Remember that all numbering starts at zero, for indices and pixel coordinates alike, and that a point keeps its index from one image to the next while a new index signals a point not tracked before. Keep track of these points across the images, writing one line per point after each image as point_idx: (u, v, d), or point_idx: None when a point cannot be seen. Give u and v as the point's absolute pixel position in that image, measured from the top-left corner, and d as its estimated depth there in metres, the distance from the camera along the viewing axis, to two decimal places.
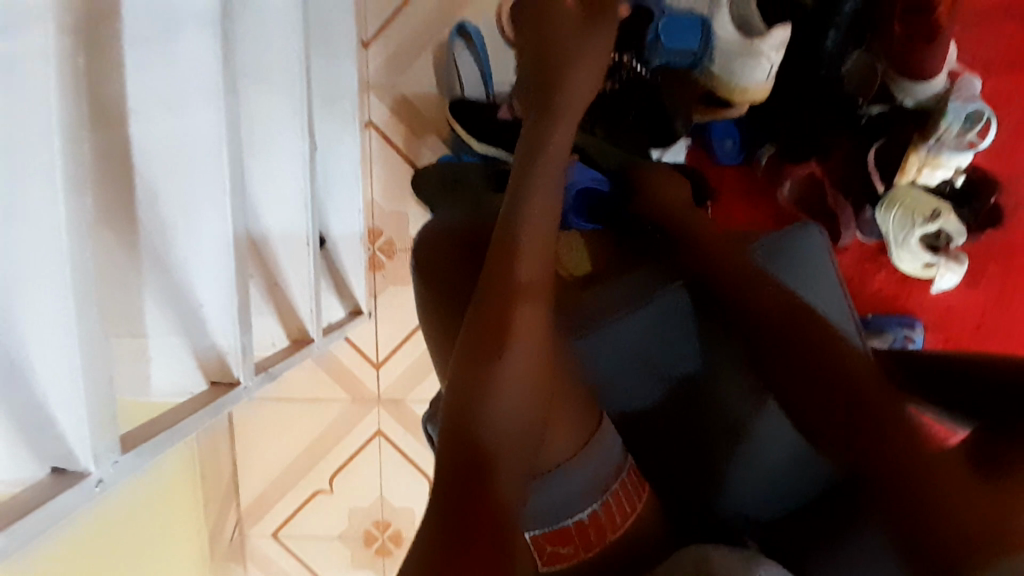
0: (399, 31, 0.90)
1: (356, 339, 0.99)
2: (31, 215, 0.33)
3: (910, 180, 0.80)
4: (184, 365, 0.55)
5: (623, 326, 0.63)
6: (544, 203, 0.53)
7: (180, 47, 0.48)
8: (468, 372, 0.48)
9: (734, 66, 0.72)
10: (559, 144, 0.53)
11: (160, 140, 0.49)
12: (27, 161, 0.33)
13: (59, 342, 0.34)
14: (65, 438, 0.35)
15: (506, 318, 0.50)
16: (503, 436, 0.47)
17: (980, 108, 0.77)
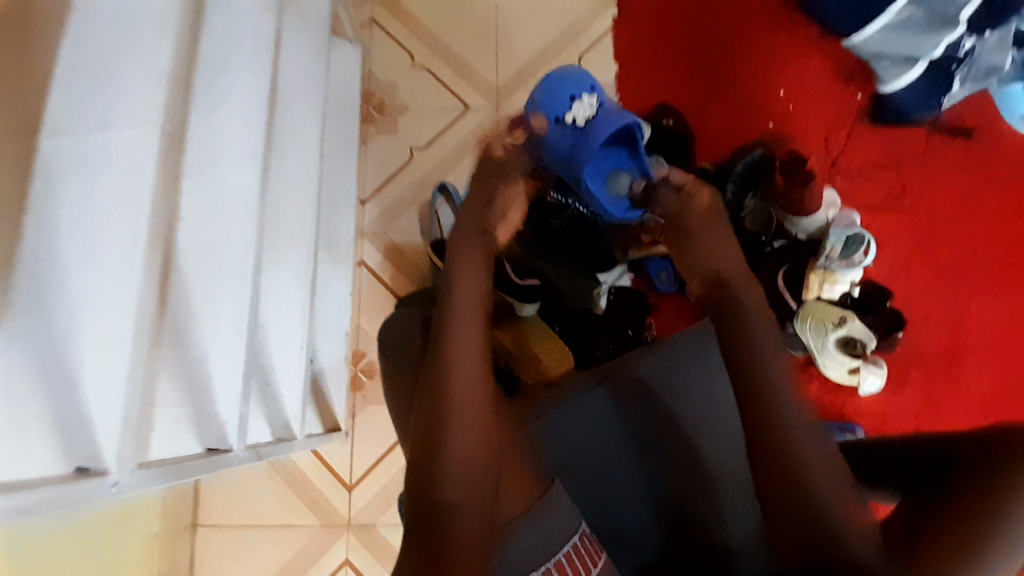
0: (393, 192, 1.12)
1: (331, 459, 1.01)
2: (108, 262, 0.45)
3: (814, 294, 0.98)
4: (182, 436, 0.59)
5: (570, 411, 0.75)
6: (468, 323, 0.73)
7: (229, 176, 0.63)
8: (422, 456, 0.67)
9: None
10: (469, 281, 0.75)
11: (200, 240, 0.60)
12: (114, 224, 0.46)
13: (107, 360, 0.45)
14: (98, 442, 0.45)
15: (444, 411, 0.67)
16: (458, 504, 0.64)
17: (858, 233, 0.96)
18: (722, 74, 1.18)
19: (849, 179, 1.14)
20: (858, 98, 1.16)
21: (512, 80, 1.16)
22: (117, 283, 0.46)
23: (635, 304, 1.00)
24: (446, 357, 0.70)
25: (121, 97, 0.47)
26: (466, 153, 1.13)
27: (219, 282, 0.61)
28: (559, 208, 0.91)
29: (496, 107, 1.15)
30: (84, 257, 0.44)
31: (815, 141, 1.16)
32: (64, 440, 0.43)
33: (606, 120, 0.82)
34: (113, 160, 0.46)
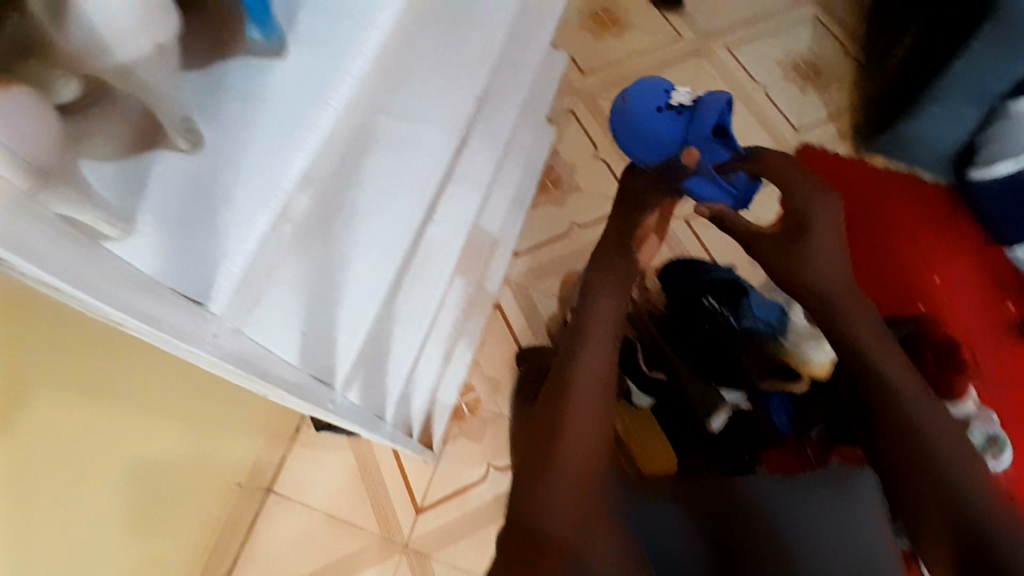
0: (544, 255, 1.20)
1: (411, 475, 1.03)
2: (391, 209, 0.51)
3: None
4: (374, 397, 0.64)
5: (654, 511, 0.68)
6: (590, 391, 0.62)
7: (459, 189, 0.70)
8: (527, 464, 0.59)
9: (804, 342, 0.93)
10: (596, 350, 0.66)
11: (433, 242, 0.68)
12: (403, 180, 0.52)
13: (365, 291, 0.50)
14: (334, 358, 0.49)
15: (552, 435, 0.59)
16: (551, 523, 0.53)
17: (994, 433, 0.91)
18: (878, 248, 1.16)
19: (1003, 384, 1.04)
20: (1012, 308, 1.10)
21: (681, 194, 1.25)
22: (387, 248, 0.51)
23: (749, 438, 0.97)
24: (558, 418, 0.60)
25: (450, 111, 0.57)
26: None
27: (430, 273, 0.68)
28: (711, 313, 1.00)
29: None
30: (377, 224, 0.50)
31: (975, 336, 1.08)
32: (306, 345, 0.46)
33: (710, 104, 0.70)
34: (419, 141, 0.54)
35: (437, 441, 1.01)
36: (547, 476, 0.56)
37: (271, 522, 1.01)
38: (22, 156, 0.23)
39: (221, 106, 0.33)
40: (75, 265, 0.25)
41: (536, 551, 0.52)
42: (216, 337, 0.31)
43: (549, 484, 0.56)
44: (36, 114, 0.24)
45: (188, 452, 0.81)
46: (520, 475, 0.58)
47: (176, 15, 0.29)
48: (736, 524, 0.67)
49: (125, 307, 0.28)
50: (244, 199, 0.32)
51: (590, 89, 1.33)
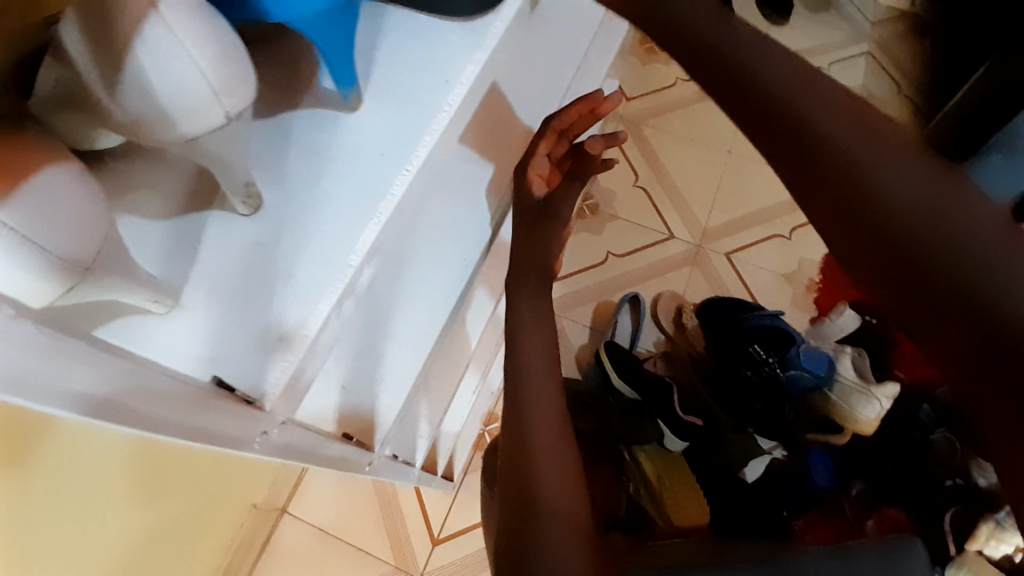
0: (578, 283, 1.16)
1: (428, 504, 1.00)
2: (437, 262, 0.51)
3: (976, 546, 0.82)
4: (406, 441, 0.63)
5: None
6: (556, 449, 0.55)
7: None
8: (511, 477, 0.54)
9: (853, 399, 0.88)
10: (536, 388, 0.58)
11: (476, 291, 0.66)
12: (451, 234, 0.53)
13: (407, 349, 0.49)
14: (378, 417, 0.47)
15: (529, 439, 0.55)
16: (555, 517, 0.51)
17: None
18: None
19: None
20: None
21: (722, 227, 1.21)
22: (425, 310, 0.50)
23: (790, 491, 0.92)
24: (527, 488, 0.52)
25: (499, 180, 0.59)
26: (657, 274, 1.17)
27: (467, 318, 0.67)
28: (756, 360, 0.94)
29: (700, 245, 1.20)
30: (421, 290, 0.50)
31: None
32: (347, 404, 0.44)
33: None
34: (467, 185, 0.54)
35: (457, 472, 0.98)
36: (540, 480, 0.53)
37: (284, 546, 0.98)
38: (53, 253, 0.22)
39: (284, 165, 0.33)
40: (83, 385, 0.21)
41: (558, 552, 0.49)
42: (266, 436, 0.30)
43: (543, 488, 0.52)
44: (69, 189, 0.22)
45: (190, 495, 0.75)
46: (510, 493, 0.53)
47: (243, 45, 0.26)
48: None
49: (176, 430, 0.25)
50: (305, 275, 0.32)
51: (632, 115, 1.29)
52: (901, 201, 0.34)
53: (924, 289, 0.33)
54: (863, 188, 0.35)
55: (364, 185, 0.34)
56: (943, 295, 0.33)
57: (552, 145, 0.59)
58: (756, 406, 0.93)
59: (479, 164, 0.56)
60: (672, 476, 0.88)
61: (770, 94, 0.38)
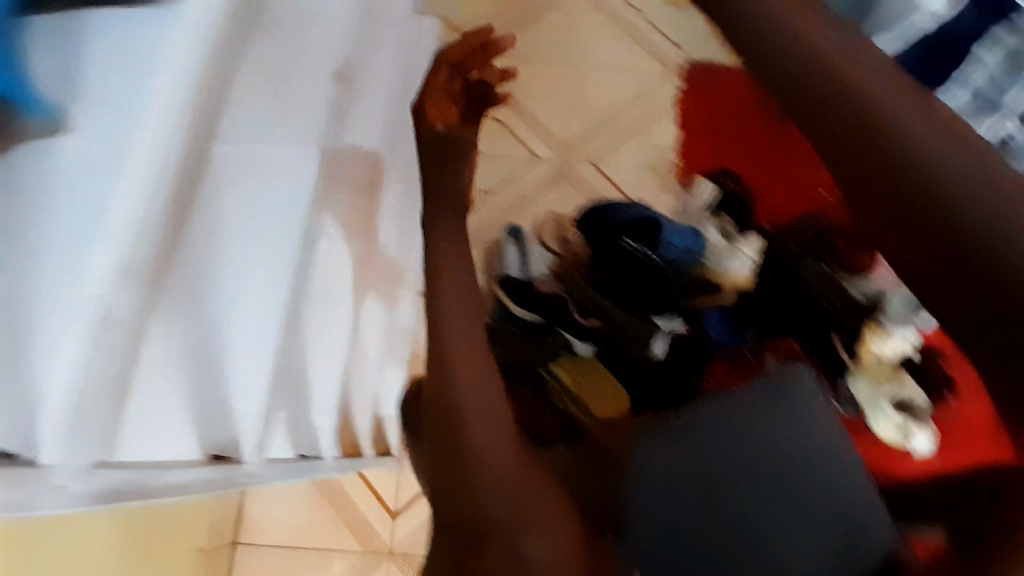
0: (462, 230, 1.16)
1: (377, 483, 1.01)
2: (264, 257, 0.49)
3: (869, 350, 1.00)
4: (302, 436, 0.62)
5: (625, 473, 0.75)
6: (478, 393, 0.65)
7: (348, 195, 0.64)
8: (442, 417, 0.65)
9: (721, 258, 0.96)
10: (457, 341, 0.67)
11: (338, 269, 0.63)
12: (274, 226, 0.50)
13: (247, 354, 0.49)
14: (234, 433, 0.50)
15: (451, 380, 0.65)
16: (485, 447, 0.63)
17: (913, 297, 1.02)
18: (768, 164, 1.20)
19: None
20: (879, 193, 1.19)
21: (582, 135, 1.23)
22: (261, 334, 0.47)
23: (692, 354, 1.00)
24: (456, 427, 0.64)
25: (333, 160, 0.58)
26: (532, 201, 1.19)
27: (336, 300, 0.63)
28: (632, 253, 1.00)
29: (565, 159, 1.22)
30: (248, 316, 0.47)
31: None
32: (198, 421, 0.48)
33: None
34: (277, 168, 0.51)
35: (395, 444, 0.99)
36: (467, 417, 0.64)
37: (247, 570, 0.97)
38: None
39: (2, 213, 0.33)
40: None
41: (496, 475, 0.62)
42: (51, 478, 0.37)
43: (472, 423, 0.64)
44: None
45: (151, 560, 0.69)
46: (448, 431, 0.64)
47: None
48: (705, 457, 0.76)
49: None
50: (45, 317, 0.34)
51: None
52: (928, 146, 0.48)
53: (912, 205, 0.46)
54: (903, 147, 0.48)
55: (98, 227, 0.35)
56: (928, 209, 0.46)
57: (446, 79, 0.69)
58: (644, 295, 1.00)
59: (293, 147, 0.52)
60: (590, 379, 0.95)
61: (839, 80, 0.52)
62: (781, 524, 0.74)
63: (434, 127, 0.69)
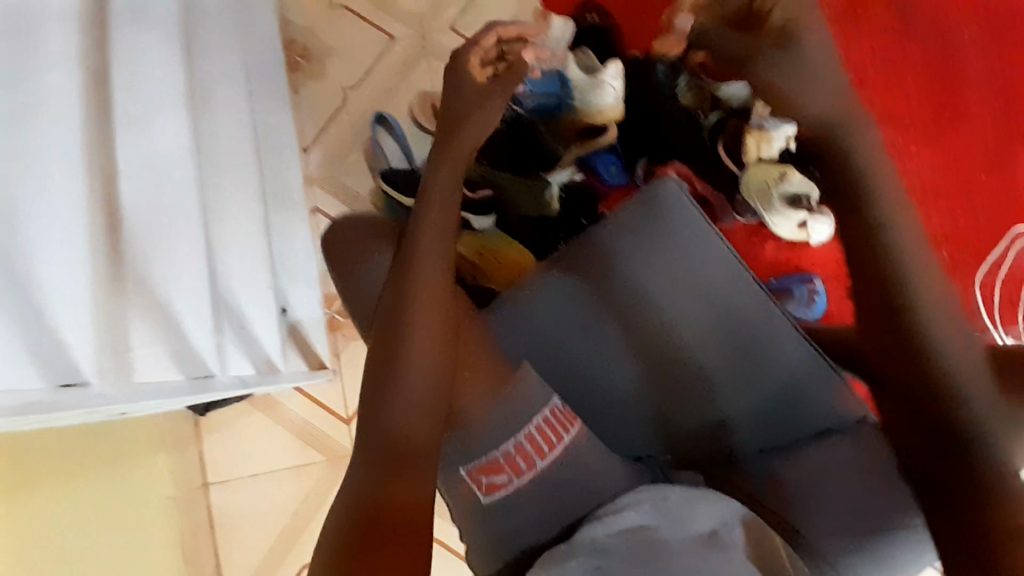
0: (334, 135, 1.12)
1: (323, 399, 1.04)
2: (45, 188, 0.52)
3: (753, 154, 0.99)
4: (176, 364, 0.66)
5: (536, 309, 0.80)
6: (433, 261, 0.71)
7: (152, 123, 0.67)
8: (400, 271, 0.71)
9: (586, 96, 0.96)
10: (436, 209, 0.74)
11: (147, 193, 0.65)
12: (49, 145, 0.53)
13: (60, 280, 0.53)
14: (74, 358, 0.53)
15: (421, 237, 0.72)
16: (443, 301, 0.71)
17: None
18: None
19: None
20: None
21: (430, 5, 1.15)
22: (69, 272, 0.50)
23: (586, 199, 1.01)
24: (411, 282, 0.70)
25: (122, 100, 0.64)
26: (399, 85, 1.13)
27: (173, 232, 0.67)
28: None
29: (421, 33, 1.15)
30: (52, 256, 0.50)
31: None
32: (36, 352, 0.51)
33: None
34: (42, 96, 0.54)
35: (326, 358, 1.01)
36: (427, 274, 0.71)
37: (227, 505, 1.01)
38: None
39: None
40: None
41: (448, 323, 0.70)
42: None
43: (429, 280, 0.71)
44: None
45: (100, 481, 0.74)
46: (406, 285, 0.70)
47: None
48: (610, 288, 0.80)
49: None
50: None
51: None
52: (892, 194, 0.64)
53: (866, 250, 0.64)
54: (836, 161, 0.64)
55: None
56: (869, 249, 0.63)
57: (492, 42, 0.76)
58: (521, 150, 0.98)
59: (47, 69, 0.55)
60: (490, 248, 0.95)
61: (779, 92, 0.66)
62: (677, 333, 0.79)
63: (479, 79, 0.76)
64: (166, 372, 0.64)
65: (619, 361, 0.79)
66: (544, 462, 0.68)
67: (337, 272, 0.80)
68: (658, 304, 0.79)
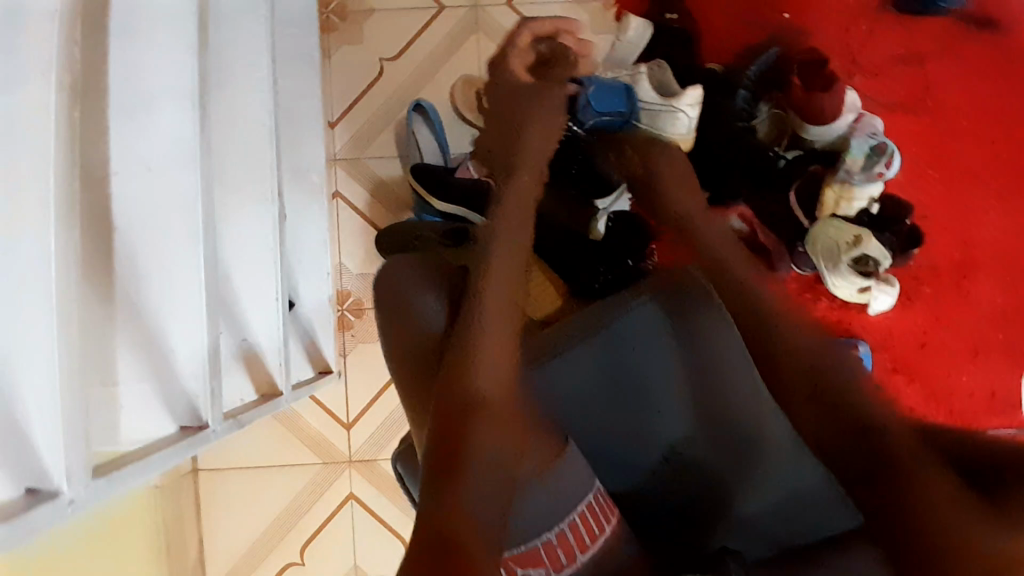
0: (364, 112, 1.00)
1: (326, 400, 0.99)
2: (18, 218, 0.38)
3: (829, 212, 0.89)
4: (154, 411, 0.57)
5: (560, 364, 0.67)
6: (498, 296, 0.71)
7: (155, 115, 0.57)
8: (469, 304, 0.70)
9: (657, 120, 0.84)
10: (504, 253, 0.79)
11: (135, 198, 0.56)
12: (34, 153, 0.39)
13: (33, 354, 0.39)
14: (34, 448, 0.39)
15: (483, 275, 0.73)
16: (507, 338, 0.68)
17: (882, 141, 0.87)
18: None
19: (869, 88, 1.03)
20: (849, 22, 1.01)
21: None
22: (42, 365, 0.39)
23: (637, 231, 0.89)
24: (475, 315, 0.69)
25: (116, 92, 0.55)
26: (443, 63, 1.00)
27: (167, 247, 0.57)
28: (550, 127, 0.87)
29: (475, 4, 1.01)
30: (21, 333, 0.38)
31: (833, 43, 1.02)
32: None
33: None
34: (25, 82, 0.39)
35: (332, 361, 0.95)
36: (488, 308, 0.70)
37: (216, 496, 0.98)
38: None
39: None
40: None
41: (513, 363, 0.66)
42: None
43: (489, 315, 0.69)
44: None
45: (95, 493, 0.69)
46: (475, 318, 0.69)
47: None
48: (640, 341, 0.68)
49: None
50: None
51: None
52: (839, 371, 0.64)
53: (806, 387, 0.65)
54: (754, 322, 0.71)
55: None
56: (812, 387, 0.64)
57: None
58: (573, 169, 0.88)
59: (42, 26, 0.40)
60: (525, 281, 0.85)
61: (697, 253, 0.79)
62: (711, 397, 0.65)
63: None
64: (155, 420, 0.58)
65: (645, 416, 0.66)
66: (586, 557, 0.56)
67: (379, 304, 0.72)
68: (700, 360, 0.66)
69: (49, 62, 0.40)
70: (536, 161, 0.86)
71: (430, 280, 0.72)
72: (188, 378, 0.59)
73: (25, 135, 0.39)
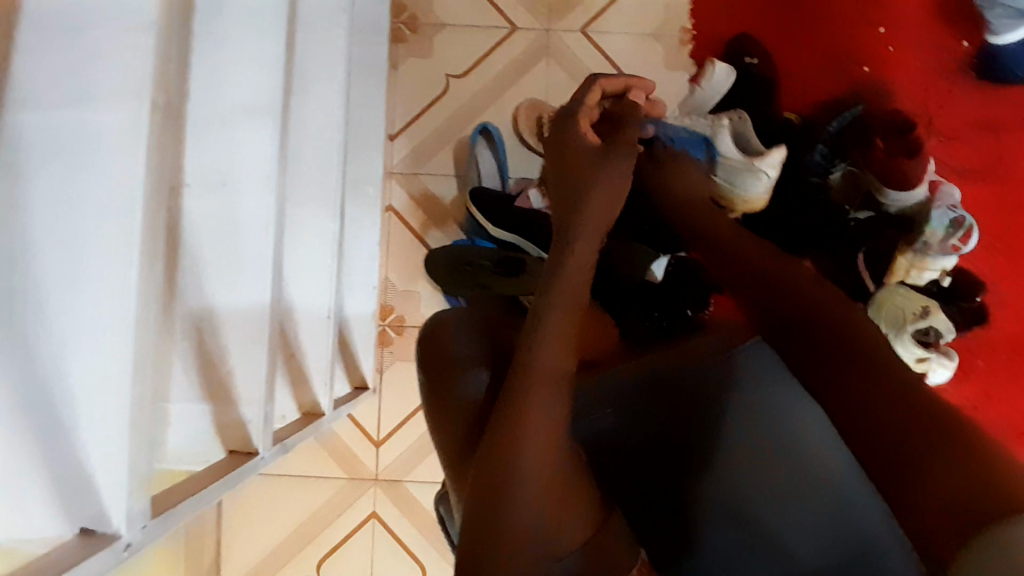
0: (425, 128, 0.99)
1: (357, 415, 0.97)
2: (93, 253, 0.35)
3: (898, 279, 0.86)
4: (202, 431, 0.56)
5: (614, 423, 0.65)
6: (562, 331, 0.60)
7: (237, 131, 0.54)
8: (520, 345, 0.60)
9: (739, 178, 0.81)
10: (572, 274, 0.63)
11: (209, 216, 0.53)
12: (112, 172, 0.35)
13: (105, 399, 0.36)
14: (96, 490, 0.37)
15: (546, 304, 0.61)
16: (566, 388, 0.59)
17: (960, 214, 0.83)
18: (806, 32, 0.97)
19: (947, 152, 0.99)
20: (934, 82, 0.98)
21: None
22: (115, 411, 0.36)
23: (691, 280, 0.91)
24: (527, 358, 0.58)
25: (196, 105, 0.51)
26: (510, 85, 0.99)
27: (234, 269, 0.55)
28: None
29: (549, 29, 0.99)
30: (96, 381, 0.36)
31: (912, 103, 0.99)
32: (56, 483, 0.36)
33: None
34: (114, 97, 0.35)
35: (369, 377, 0.93)
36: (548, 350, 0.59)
37: (237, 502, 0.97)
38: None
39: None
40: None
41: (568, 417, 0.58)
42: None
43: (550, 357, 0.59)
44: None
45: None
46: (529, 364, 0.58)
47: None
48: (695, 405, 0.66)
49: None
50: None
51: None
52: None
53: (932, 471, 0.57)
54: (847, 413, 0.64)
55: None
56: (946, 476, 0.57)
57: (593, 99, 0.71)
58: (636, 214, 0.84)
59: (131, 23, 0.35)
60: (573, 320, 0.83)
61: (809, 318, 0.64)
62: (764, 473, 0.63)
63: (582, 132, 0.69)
64: (202, 441, 0.57)
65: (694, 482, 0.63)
66: None
67: (424, 342, 0.67)
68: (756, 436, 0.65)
69: (144, 81, 0.35)
70: (607, 197, 0.67)
71: (478, 326, 0.67)
72: (243, 400, 0.57)
73: (106, 153, 0.35)
